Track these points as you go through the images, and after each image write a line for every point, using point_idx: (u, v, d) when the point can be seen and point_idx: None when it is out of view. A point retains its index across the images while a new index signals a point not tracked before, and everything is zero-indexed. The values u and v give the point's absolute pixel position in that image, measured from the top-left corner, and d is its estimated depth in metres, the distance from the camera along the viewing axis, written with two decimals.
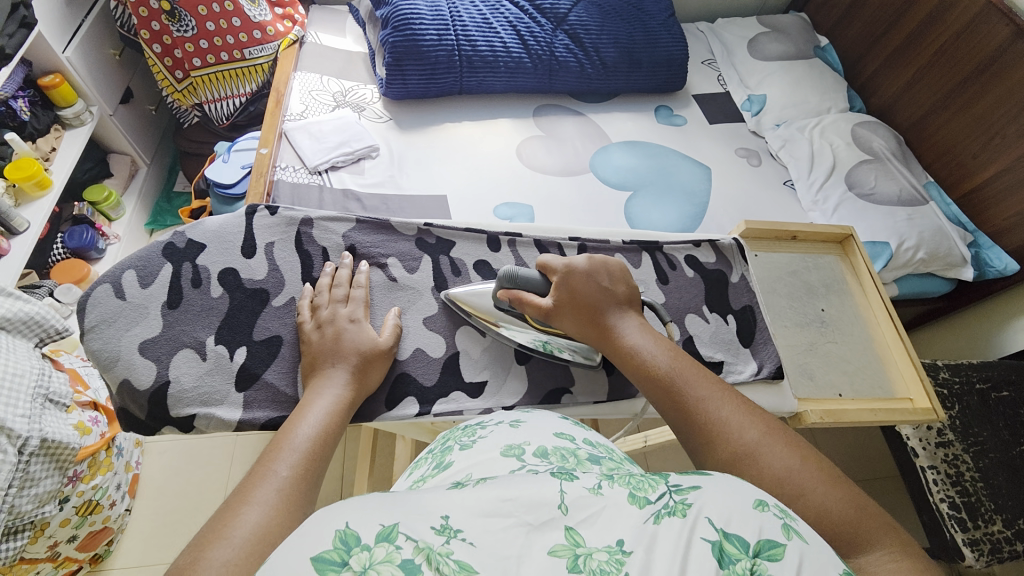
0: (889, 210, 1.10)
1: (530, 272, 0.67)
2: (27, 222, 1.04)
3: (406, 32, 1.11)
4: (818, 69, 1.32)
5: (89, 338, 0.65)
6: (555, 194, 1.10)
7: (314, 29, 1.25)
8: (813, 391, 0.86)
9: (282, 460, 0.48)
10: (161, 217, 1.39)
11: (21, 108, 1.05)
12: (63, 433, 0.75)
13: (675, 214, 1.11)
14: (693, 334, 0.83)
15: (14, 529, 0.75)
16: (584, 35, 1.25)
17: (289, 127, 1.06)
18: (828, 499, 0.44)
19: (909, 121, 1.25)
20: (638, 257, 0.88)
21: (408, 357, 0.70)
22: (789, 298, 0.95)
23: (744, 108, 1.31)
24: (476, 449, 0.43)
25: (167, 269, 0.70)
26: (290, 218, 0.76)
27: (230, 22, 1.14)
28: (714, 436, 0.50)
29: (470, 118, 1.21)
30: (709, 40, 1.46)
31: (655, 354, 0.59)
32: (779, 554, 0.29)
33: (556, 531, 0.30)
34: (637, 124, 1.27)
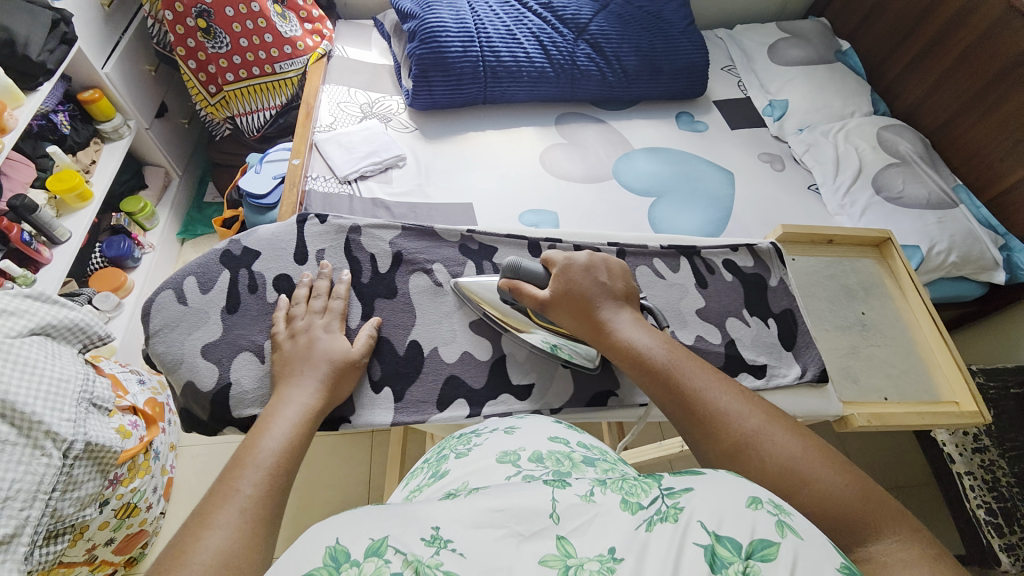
0: (918, 214, 1.06)
1: (534, 265, 0.67)
2: (69, 233, 1.10)
3: (432, 45, 1.13)
4: (840, 74, 1.28)
5: (155, 342, 0.68)
6: (579, 201, 1.10)
7: (341, 43, 1.29)
8: (858, 395, 0.83)
9: (246, 478, 0.49)
10: (192, 226, 1.45)
11: (60, 122, 1.12)
12: (105, 437, 0.79)
13: (698, 221, 1.09)
14: (735, 338, 0.81)
15: (55, 532, 0.78)
16: (605, 44, 1.25)
17: (319, 139, 1.09)
18: (833, 486, 0.45)
19: (933, 126, 1.20)
20: (677, 262, 0.86)
21: (455, 360, 0.71)
22: (829, 300, 0.92)
23: (766, 113, 1.28)
24: (471, 457, 0.43)
25: (225, 275, 0.72)
26: (338, 225, 0.78)
27: (262, 37, 1.18)
28: (716, 427, 0.51)
29: (494, 127, 1.22)
30: (728, 47, 1.43)
31: (652, 347, 0.59)
32: (773, 554, 0.29)
33: (546, 541, 0.30)
34: (659, 131, 1.25)
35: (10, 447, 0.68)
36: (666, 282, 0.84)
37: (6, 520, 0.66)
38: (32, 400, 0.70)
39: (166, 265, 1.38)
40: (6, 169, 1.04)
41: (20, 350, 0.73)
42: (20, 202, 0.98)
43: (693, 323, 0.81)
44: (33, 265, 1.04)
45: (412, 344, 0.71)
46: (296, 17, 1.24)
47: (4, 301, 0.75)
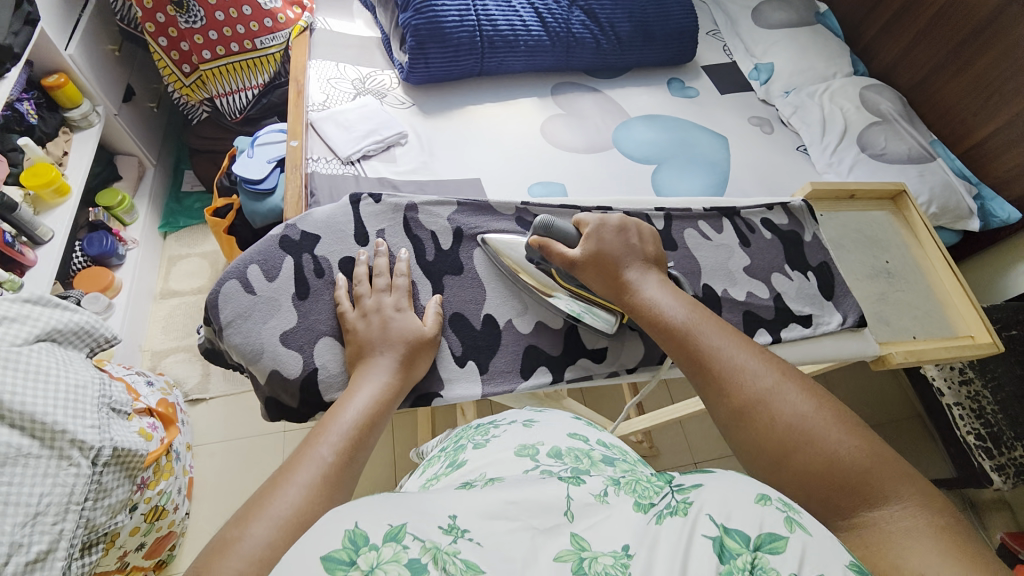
0: (898, 168, 1.11)
1: (566, 224, 0.67)
2: (51, 231, 1.09)
3: (428, 14, 1.09)
4: (822, 36, 1.30)
5: (229, 333, 0.65)
6: (585, 171, 1.09)
7: (322, 15, 1.27)
8: (890, 334, 0.85)
9: (327, 444, 0.49)
10: (171, 219, 1.45)
11: (27, 111, 1.09)
12: (130, 441, 0.82)
13: (700, 184, 1.10)
14: (782, 292, 0.80)
15: (89, 543, 0.82)
16: (599, 10, 1.23)
17: (315, 118, 1.07)
18: (842, 448, 0.45)
19: (912, 83, 1.24)
20: (719, 223, 0.84)
21: (531, 331, 0.71)
22: (856, 251, 0.91)
23: (751, 76, 1.30)
24: (489, 448, 0.45)
25: (288, 262, 0.69)
26: (394, 204, 0.75)
27: (240, 11, 1.15)
28: (728, 385, 0.52)
29: (492, 99, 1.20)
30: (713, 11, 1.44)
31: (671, 308, 0.59)
32: (780, 546, 0.30)
33: (562, 536, 0.32)
34: (653, 98, 1.25)
35: (34, 461, 0.70)
36: (712, 243, 0.82)
37: (41, 536, 0.69)
38: (52, 409, 0.73)
39: (153, 261, 1.39)
40: None
41: (30, 358, 0.74)
42: None
43: (743, 280, 0.80)
44: (18, 268, 1.04)
45: (487, 318, 0.71)
46: None
47: (6, 309, 0.77)
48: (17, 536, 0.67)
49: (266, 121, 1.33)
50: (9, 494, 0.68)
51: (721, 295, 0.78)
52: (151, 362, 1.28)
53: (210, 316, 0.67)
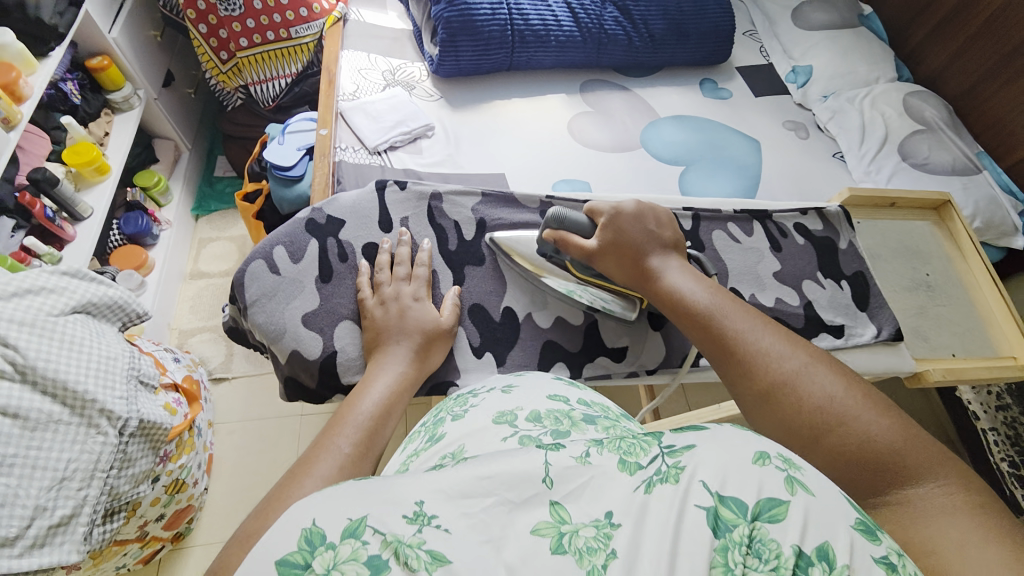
0: (943, 179, 1.08)
1: (579, 216, 0.65)
2: (90, 208, 1.13)
3: (460, 8, 1.10)
4: (865, 39, 1.27)
5: (253, 312, 0.63)
6: (611, 169, 1.08)
7: (356, 6, 1.29)
8: (928, 351, 0.81)
9: (345, 437, 0.49)
10: (205, 202, 1.49)
11: (71, 91, 1.13)
12: (156, 414, 0.85)
13: (731, 187, 1.08)
14: (812, 300, 0.76)
15: (112, 510, 0.83)
16: (633, 7, 1.22)
17: (344, 107, 1.08)
18: (873, 427, 0.46)
19: (960, 90, 1.19)
20: (750, 226, 0.80)
21: (550, 326, 0.68)
22: (894, 262, 0.88)
23: (788, 79, 1.26)
24: (466, 421, 0.46)
25: (313, 245, 0.66)
26: (419, 192, 0.72)
27: (278, 1, 1.18)
28: (755, 368, 0.52)
29: (520, 95, 1.20)
30: (752, 11, 1.42)
31: (694, 291, 0.59)
32: (780, 514, 0.32)
33: (540, 508, 0.34)
34: (683, 98, 1.23)
35: (64, 427, 0.73)
36: (741, 246, 0.78)
37: (65, 500, 0.72)
38: (83, 378, 0.75)
39: (184, 242, 1.42)
40: (23, 143, 1.04)
41: (65, 329, 0.77)
42: (42, 175, 1.00)
43: (772, 286, 0.75)
44: (57, 242, 1.07)
45: (507, 311, 0.68)
46: None
47: (44, 280, 0.80)
48: (42, 500, 0.70)
49: (298, 109, 1.37)
50: (36, 459, 0.71)
51: (749, 299, 0.73)
52: (178, 340, 1.32)
53: (235, 294, 0.64)
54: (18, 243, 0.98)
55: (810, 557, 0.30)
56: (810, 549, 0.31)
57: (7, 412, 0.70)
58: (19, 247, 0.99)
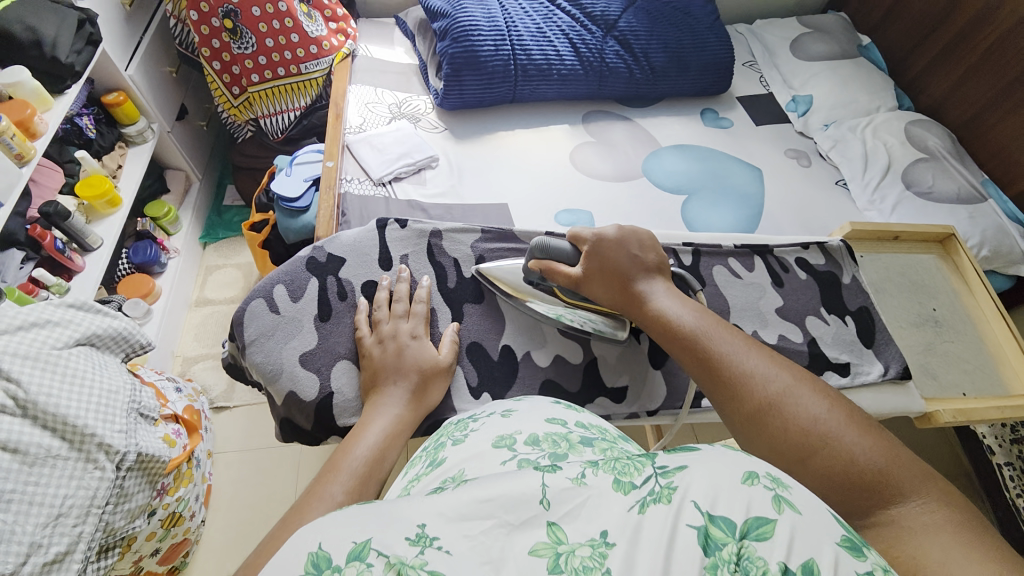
0: (949, 209, 1.07)
1: (561, 244, 0.66)
2: (100, 239, 1.15)
3: (464, 44, 1.13)
4: (865, 69, 1.28)
5: (251, 352, 0.63)
6: (612, 199, 1.08)
7: (364, 42, 1.33)
8: (938, 390, 0.79)
9: (338, 484, 0.48)
10: (213, 231, 1.51)
11: (86, 126, 1.17)
12: (154, 447, 0.84)
13: (732, 217, 1.08)
14: (816, 337, 0.75)
15: (107, 545, 0.83)
16: (634, 40, 1.25)
17: (351, 141, 1.11)
18: (857, 448, 0.47)
19: (961, 119, 1.20)
20: (751, 261, 0.79)
21: (549, 364, 0.68)
22: (900, 296, 0.87)
23: (789, 109, 1.28)
24: (468, 444, 0.45)
25: (313, 283, 0.67)
26: (419, 230, 0.73)
27: (289, 37, 1.21)
28: (742, 389, 0.53)
29: (523, 126, 1.22)
30: (749, 41, 1.43)
31: (682, 315, 0.60)
32: (767, 532, 0.31)
33: (538, 529, 0.33)
34: (685, 128, 1.25)
35: (62, 463, 0.73)
36: (743, 281, 0.77)
37: (60, 537, 0.71)
38: (83, 414, 0.75)
39: (191, 270, 1.44)
40: (38, 176, 1.08)
41: (68, 362, 0.78)
42: (53, 209, 1.03)
43: (774, 322, 0.75)
44: (67, 273, 1.09)
45: (506, 349, 0.68)
46: (321, 17, 1.27)
47: (49, 313, 0.81)
48: (37, 537, 0.69)
49: (306, 140, 1.39)
50: (34, 495, 0.70)
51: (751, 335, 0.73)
52: (182, 368, 1.32)
53: (235, 333, 0.65)
54: (26, 275, 1.01)
55: (796, 573, 0.29)
56: (797, 566, 0.30)
57: (5, 446, 0.70)
58: (28, 279, 1.01)
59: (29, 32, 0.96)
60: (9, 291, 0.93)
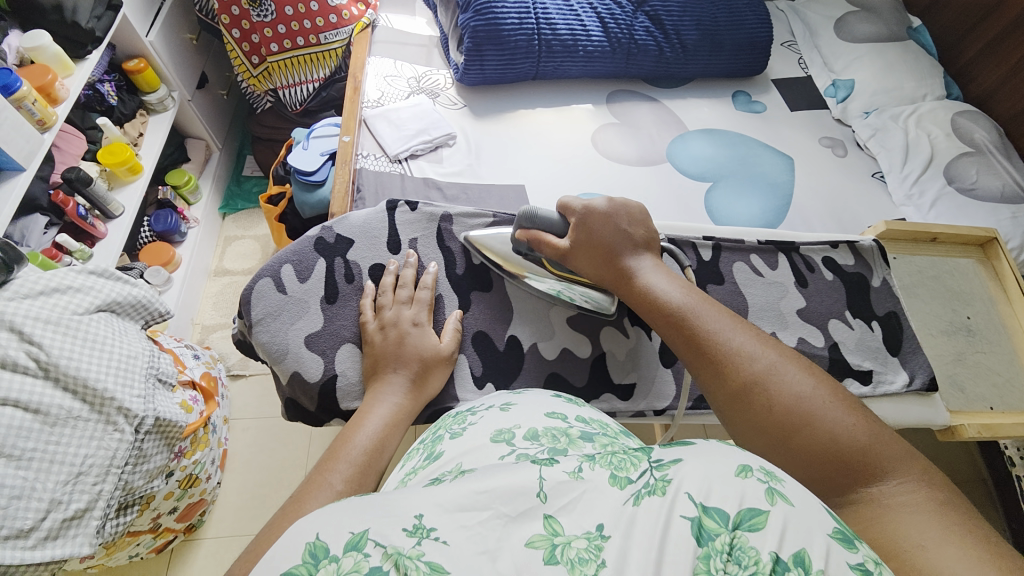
0: (992, 208, 1.01)
1: (549, 211, 0.64)
2: (121, 207, 1.16)
3: (487, 16, 1.09)
4: (913, 53, 1.20)
5: (257, 331, 0.63)
6: (634, 184, 1.05)
7: (385, 12, 1.29)
8: (965, 404, 0.76)
9: (337, 472, 0.48)
10: (232, 202, 1.52)
11: (108, 92, 1.17)
12: (172, 412, 0.86)
13: (759, 207, 1.04)
14: (838, 341, 0.72)
15: (126, 503, 0.85)
16: (666, 17, 1.19)
17: (369, 115, 1.09)
18: (838, 427, 0.45)
19: (1011, 112, 1.12)
20: (774, 258, 0.76)
21: (555, 358, 0.67)
22: (932, 301, 0.83)
23: (828, 93, 1.21)
24: (465, 437, 0.43)
25: (321, 264, 0.66)
26: (430, 213, 0.71)
27: (308, 7, 1.20)
28: (724, 366, 0.51)
29: (546, 104, 1.18)
30: (790, 19, 1.36)
31: (667, 290, 0.58)
32: (761, 523, 0.29)
33: (535, 521, 0.31)
34: (715, 111, 1.19)
35: (83, 423, 0.75)
36: (764, 280, 0.74)
37: (80, 495, 0.73)
38: (103, 377, 0.77)
39: (210, 240, 1.46)
40: (60, 142, 1.08)
41: (88, 327, 0.79)
42: (76, 174, 1.03)
43: (795, 324, 0.72)
44: (90, 239, 1.11)
45: (512, 340, 0.66)
46: None
47: (71, 279, 0.82)
48: (57, 493, 0.72)
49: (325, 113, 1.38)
50: (55, 454, 0.72)
51: None
52: (200, 335, 1.34)
53: (242, 311, 0.64)
54: (50, 240, 1.02)
55: (787, 564, 0.28)
56: (787, 556, 0.28)
57: (28, 406, 0.72)
58: (52, 244, 1.03)
59: None
60: (32, 256, 0.95)
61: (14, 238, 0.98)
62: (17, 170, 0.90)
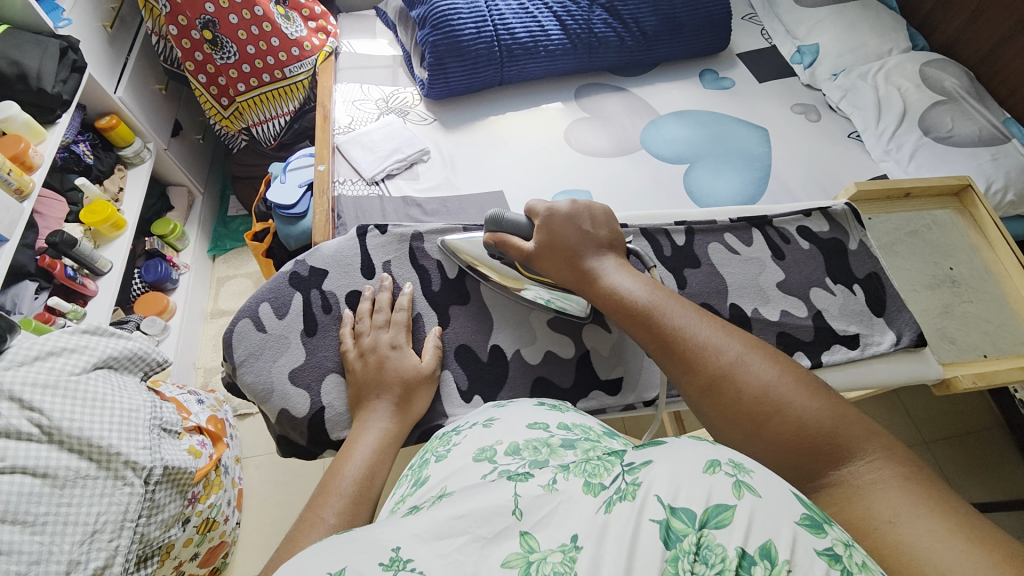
0: (970, 152, 1.00)
1: (516, 215, 0.65)
2: (109, 263, 1.18)
3: (445, 30, 1.09)
4: (873, 9, 1.20)
5: (242, 372, 0.64)
6: (610, 176, 1.05)
7: (346, 38, 1.31)
8: (957, 355, 0.75)
9: (329, 507, 0.48)
10: (219, 243, 1.54)
11: (83, 152, 1.18)
12: (180, 459, 0.86)
13: (736, 183, 1.04)
14: (821, 309, 0.71)
15: (145, 556, 0.85)
16: (622, 6, 1.19)
17: (340, 141, 1.09)
18: (807, 411, 0.45)
19: (978, 56, 1.12)
20: (748, 235, 0.76)
21: (539, 362, 0.67)
22: (913, 257, 0.83)
23: (794, 61, 1.21)
24: (449, 460, 0.43)
25: (298, 298, 0.67)
26: (401, 234, 0.72)
27: (270, 42, 1.20)
28: (693, 361, 0.51)
29: (515, 108, 1.18)
30: None
31: (632, 289, 0.57)
32: (727, 518, 0.29)
33: (511, 539, 0.31)
34: (684, 93, 1.19)
35: (92, 482, 0.75)
36: (740, 257, 0.74)
37: (98, 552, 0.74)
38: (106, 434, 0.78)
39: (203, 284, 1.47)
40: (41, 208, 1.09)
41: (86, 387, 0.80)
42: (59, 238, 1.05)
43: (776, 298, 0.72)
44: (81, 299, 1.12)
45: (495, 349, 0.67)
46: (300, 18, 1.25)
47: (65, 340, 0.82)
48: (75, 554, 0.72)
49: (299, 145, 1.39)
50: (68, 515, 0.73)
51: (751, 315, 0.70)
52: (204, 378, 1.35)
53: (225, 355, 0.65)
54: (42, 304, 1.03)
55: (753, 557, 0.28)
56: (753, 550, 0.28)
57: (34, 471, 0.73)
58: (44, 308, 1.04)
59: (13, 67, 0.97)
60: (25, 323, 0.96)
61: (6, 307, 0.99)
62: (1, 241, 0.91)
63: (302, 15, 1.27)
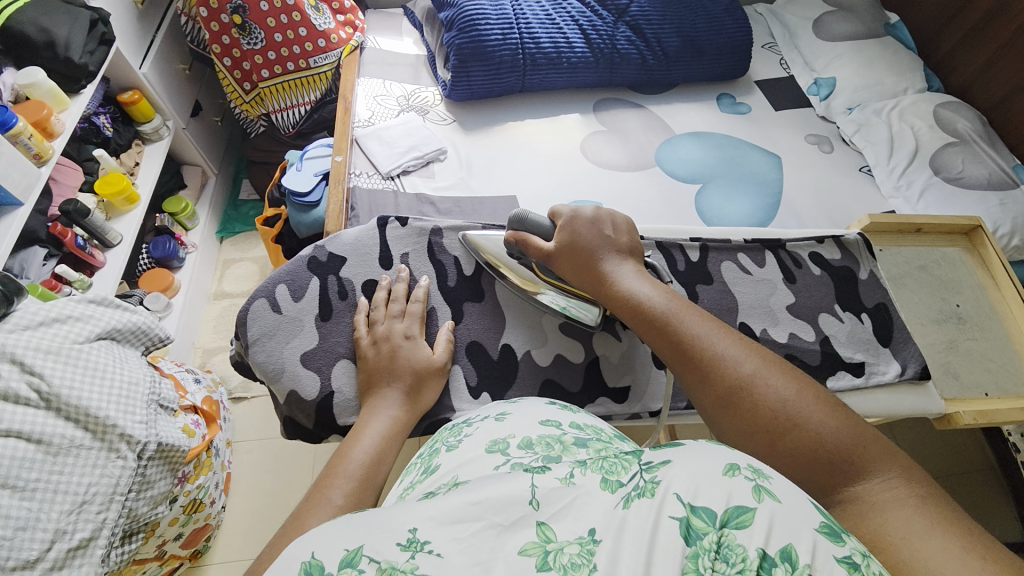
0: (979, 195, 1.02)
1: (540, 216, 0.66)
2: (119, 235, 1.18)
3: (471, 34, 1.11)
4: (892, 48, 1.22)
5: (254, 351, 0.64)
6: (624, 189, 1.06)
7: (373, 34, 1.32)
8: (959, 391, 0.76)
9: (336, 488, 0.49)
10: (230, 225, 1.54)
11: (103, 125, 1.19)
12: (174, 437, 0.86)
13: (749, 207, 1.05)
14: (829, 335, 0.72)
15: (129, 532, 0.85)
16: (646, 26, 1.21)
17: (360, 134, 1.10)
18: (824, 428, 0.46)
19: (991, 101, 1.14)
20: (761, 256, 0.77)
21: (549, 364, 0.67)
22: (921, 292, 0.84)
23: (810, 92, 1.22)
24: (461, 449, 0.43)
25: (315, 283, 0.67)
26: (420, 228, 0.72)
27: (297, 32, 1.21)
28: (711, 371, 0.51)
29: (534, 116, 1.20)
30: (770, 22, 1.39)
31: (653, 296, 0.58)
32: (747, 520, 0.30)
33: (528, 528, 0.31)
34: (702, 114, 1.21)
35: (85, 452, 0.75)
36: (752, 278, 0.75)
37: (85, 523, 0.74)
38: (104, 405, 0.77)
39: (209, 264, 1.47)
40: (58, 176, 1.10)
41: (89, 356, 0.80)
42: (73, 206, 1.05)
43: (785, 320, 0.72)
44: (89, 269, 1.12)
45: (505, 348, 0.67)
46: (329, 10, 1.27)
47: (71, 309, 0.82)
48: (62, 523, 0.72)
49: (317, 134, 1.40)
50: (58, 483, 0.73)
51: (760, 335, 0.71)
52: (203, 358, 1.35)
53: (238, 332, 0.65)
54: (49, 271, 1.04)
55: (774, 559, 0.28)
56: (774, 552, 0.28)
57: (29, 436, 0.72)
58: (51, 275, 1.04)
59: (43, 34, 0.98)
60: (32, 288, 0.96)
61: (13, 271, 0.99)
62: (15, 205, 0.91)
63: (331, 8, 1.28)
